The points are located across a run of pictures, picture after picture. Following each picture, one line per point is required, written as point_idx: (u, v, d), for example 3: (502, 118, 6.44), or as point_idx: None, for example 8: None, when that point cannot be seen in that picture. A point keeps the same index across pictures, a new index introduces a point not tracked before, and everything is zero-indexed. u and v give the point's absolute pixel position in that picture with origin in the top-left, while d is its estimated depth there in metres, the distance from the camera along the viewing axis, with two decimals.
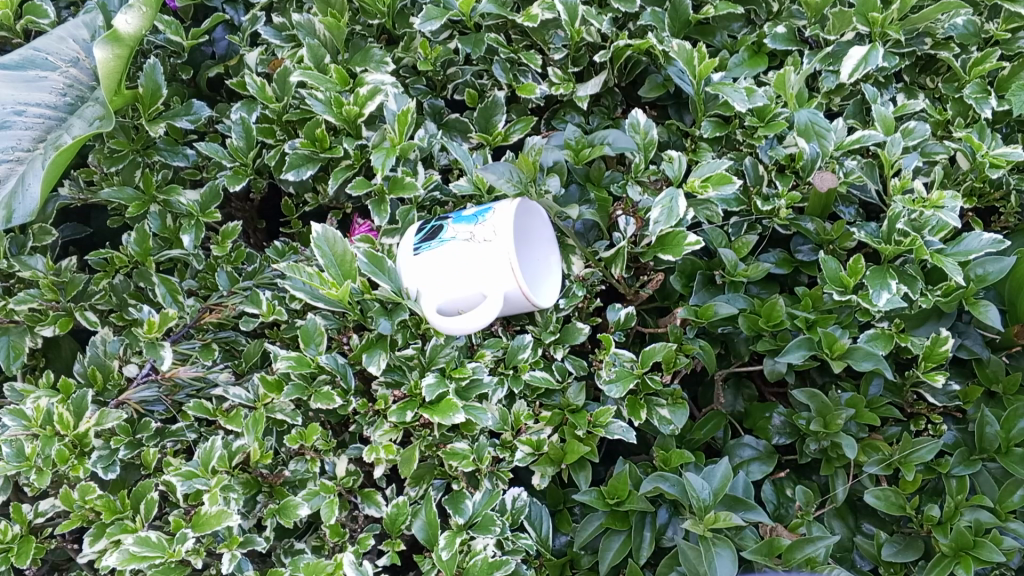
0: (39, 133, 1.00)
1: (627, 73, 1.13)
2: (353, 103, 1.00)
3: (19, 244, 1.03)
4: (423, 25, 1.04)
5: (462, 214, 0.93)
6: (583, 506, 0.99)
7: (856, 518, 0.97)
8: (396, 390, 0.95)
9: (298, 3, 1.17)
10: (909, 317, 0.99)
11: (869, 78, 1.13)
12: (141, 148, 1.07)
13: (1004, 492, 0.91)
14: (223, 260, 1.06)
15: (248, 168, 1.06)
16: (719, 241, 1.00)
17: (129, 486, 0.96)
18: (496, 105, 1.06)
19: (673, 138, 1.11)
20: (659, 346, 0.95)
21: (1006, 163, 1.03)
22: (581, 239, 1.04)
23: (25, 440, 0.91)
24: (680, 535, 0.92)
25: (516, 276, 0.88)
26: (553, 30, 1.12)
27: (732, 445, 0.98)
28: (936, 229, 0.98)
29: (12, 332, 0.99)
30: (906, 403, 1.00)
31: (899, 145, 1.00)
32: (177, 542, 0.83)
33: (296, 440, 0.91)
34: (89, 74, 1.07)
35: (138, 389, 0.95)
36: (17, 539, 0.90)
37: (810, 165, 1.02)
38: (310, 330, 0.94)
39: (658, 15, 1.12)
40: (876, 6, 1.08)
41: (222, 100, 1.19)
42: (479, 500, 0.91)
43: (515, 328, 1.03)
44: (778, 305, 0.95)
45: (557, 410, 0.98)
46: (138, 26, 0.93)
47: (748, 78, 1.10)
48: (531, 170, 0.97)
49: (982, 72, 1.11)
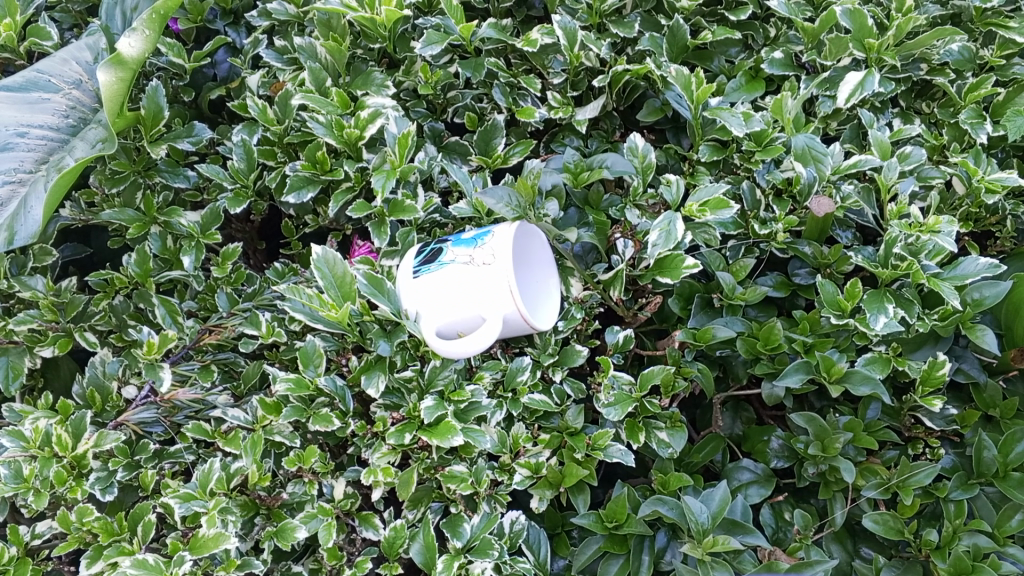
0: (41, 154, 1.00)
1: (625, 97, 1.14)
2: (354, 127, 1.02)
3: (20, 265, 1.04)
4: (424, 50, 1.05)
5: (461, 237, 0.93)
6: (581, 529, 0.98)
7: (855, 542, 0.97)
8: (395, 412, 0.95)
9: (300, 27, 1.18)
10: (906, 341, 1.00)
11: (866, 103, 1.15)
12: (142, 170, 1.08)
13: (1002, 516, 0.91)
14: (223, 281, 1.06)
15: (249, 190, 1.07)
16: (717, 264, 1.01)
17: (126, 508, 0.95)
18: (496, 128, 1.08)
19: (671, 161, 1.12)
20: (657, 369, 0.96)
21: (1001, 188, 1.04)
22: (580, 261, 1.05)
23: (23, 461, 0.90)
24: (679, 558, 0.92)
25: (515, 298, 0.88)
26: (552, 55, 1.13)
27: (730, 468, 0.98)
28: (933, 253, 0.98)
29: (11, 352, 0.99)
30: (903, 427, 1.01)
31: (895, 169, 1.01)
32: (174, 565, 0.82)
33: (294, 462, 0.92)
34: (91, 96, 1.08)
35: (137, 410, 0.95)
36: (14, 560, 0.89)
37: (807, 189, 1.03)
38: (309, 352, 0.94)
39: (656, 41, 1.14)
40: (873, 33, 1.10)
41: (222, 122, 1.21)
42: (477, 523, 0.91)
43: (514, 350, 1.04)
44: (776, 329, 0.96)
45: (556, 432, 0.98)
46: (141, 50, 0.94)
47: (745, 103, 1.11)
48: (529, 194, 0.97)
49: (978, 98, 1.13)
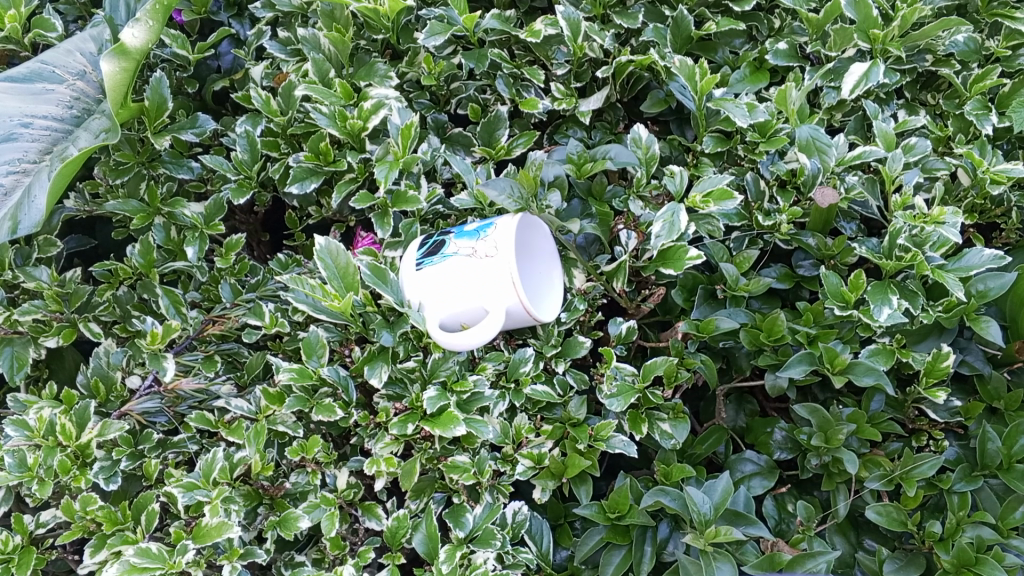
0: (45, 144, 1.01)
1: (629, 88, 1.14)
2: (357, 118, 1.02)
3: (24, 255, 1.04)
4: (428, 41, 1.05)
5: (464, 228, 0.93)
6: (583, 520, 0.98)
7: (858, 534, 0.97)
8: (398, 402, 0.95)
9: (304, 18, 1.18)
10: (910, 332, 0.99)
11: (870, 94, 1.14)
12: (146, 161, 1.08)
13: (1006, 508, 0.91)
14: (227, 271, 1.06)
15: (253, 181, 1.07)
16: (719, 256, 1.01)
17: (130, 497, 0.96)
18: (499, 119, 1.07)
19: (674, 153, 1.13)
20: (660, 360, 0.95)
21: (1006, 179, 1.03)
22: (582, 252, 1.05)
23: (27, 450, 0.91)
24: (681, 549, 0.92)
25: (517, 291, 0.88)
26: (555, 46, 1.13)
27: (733, 460, 0.98)
28: (938, 244, 0.98)
29: (16, 343, 0.99)
30: (907, 419, 1.00)
31: (900, 161, 1.00)
32: (177, 554, 0.82)
33: (296, 452, 0.92)
34: (95, 87, 1.08)
35: (141, 400, 0.96)
36: (19, 549, 0.89)
37: (811, 181, 1.03)
38: (312, 342, 0.94)
39: (660, 31, 1.13)
40: (877, 23, 1.09)
41: (226, 113, 1.21)
42: (479, 514, 0.91)
43: (517, 341, 1.03)
44: (779, 320, 0.96)
45: (558, 424, 0.98)
46: (144, 40, 0.94)
47: (749, 94, 1.11)
48: (531, 186, 0.97)
49: (983, 89, 1.13)
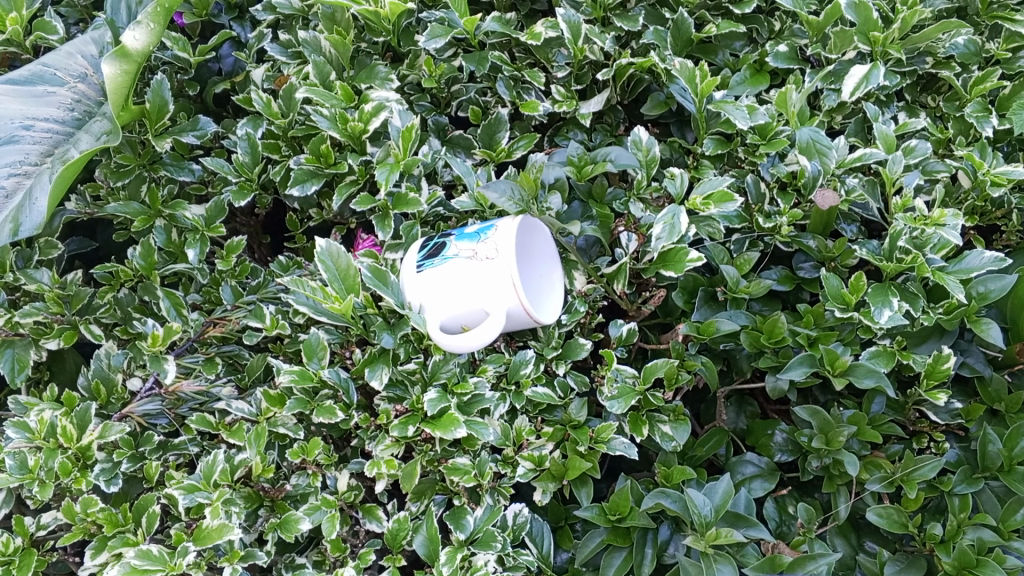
0: (46, 147, 1.01)
1: (629, 91, 1.14)
2: (358, 120, 1.02)
3: (25, 258, 1.05)
4: (428, 43, 1.05)
5: (464, 230, 0.93)
6: (584, 522, 0.98)
7: (858, 536, 0.97)
8: (399, 404, 0.95)
9: (305, 20, 1.18)
10: (911, 334, 0.99)
11: (871, 96, 1.14)
12: (147, 163, 1.08)
13: (1007, 511, 0.90)
14: (228, 273, 1.06)
15: (254, 183, 1.07)
16: (720, 258, 1.01)
17: (130, 499, 0.96)
18: (500, 121, 1.08)
19: (675, 155, 1.13)
20: (661, 362, 0.95)
21: (1007, 181, 1.03)
22: (583, 254, 1.05)
23: (28, 452, 0.91)
24: (682, 552, 0.92)
25: (518, 293, 0.88)
26: (556, 48, 1.13)
27: (733, 462, 0.98)
28: (938, 246, 0.98)
29: (17, 345, 0.99)
30: (908, 421, 1.00)
31: (901, 163, 1.00)
32: (177, 556, 0.83)
33: (297, 454, 0.92)
34: (96, 89, 1.08)
35: (141, 402, 0.96)
36: (19, 551, 0.89)
37: (812, 183, 1.03)
38: (313, 344, 0.94)
39: (660, 34, 1.13)
40: (878, 26, 1.09)
41: (227, 116, 1.21)
42: (480, 516, 0.91)
43: (518, 343, 1.03)
44: (780, 322, 0.96)
45: (558, 426, 0.98)
46: (145, 43, 0.94)
47: (749, 96, 1.11)
48: (532, 188, 0.97)
49: (983, 91, 1.13)
